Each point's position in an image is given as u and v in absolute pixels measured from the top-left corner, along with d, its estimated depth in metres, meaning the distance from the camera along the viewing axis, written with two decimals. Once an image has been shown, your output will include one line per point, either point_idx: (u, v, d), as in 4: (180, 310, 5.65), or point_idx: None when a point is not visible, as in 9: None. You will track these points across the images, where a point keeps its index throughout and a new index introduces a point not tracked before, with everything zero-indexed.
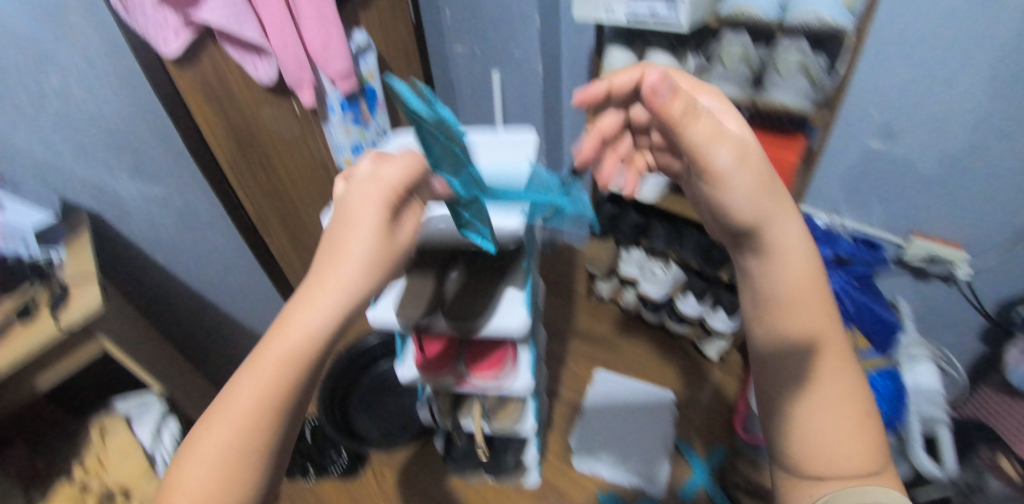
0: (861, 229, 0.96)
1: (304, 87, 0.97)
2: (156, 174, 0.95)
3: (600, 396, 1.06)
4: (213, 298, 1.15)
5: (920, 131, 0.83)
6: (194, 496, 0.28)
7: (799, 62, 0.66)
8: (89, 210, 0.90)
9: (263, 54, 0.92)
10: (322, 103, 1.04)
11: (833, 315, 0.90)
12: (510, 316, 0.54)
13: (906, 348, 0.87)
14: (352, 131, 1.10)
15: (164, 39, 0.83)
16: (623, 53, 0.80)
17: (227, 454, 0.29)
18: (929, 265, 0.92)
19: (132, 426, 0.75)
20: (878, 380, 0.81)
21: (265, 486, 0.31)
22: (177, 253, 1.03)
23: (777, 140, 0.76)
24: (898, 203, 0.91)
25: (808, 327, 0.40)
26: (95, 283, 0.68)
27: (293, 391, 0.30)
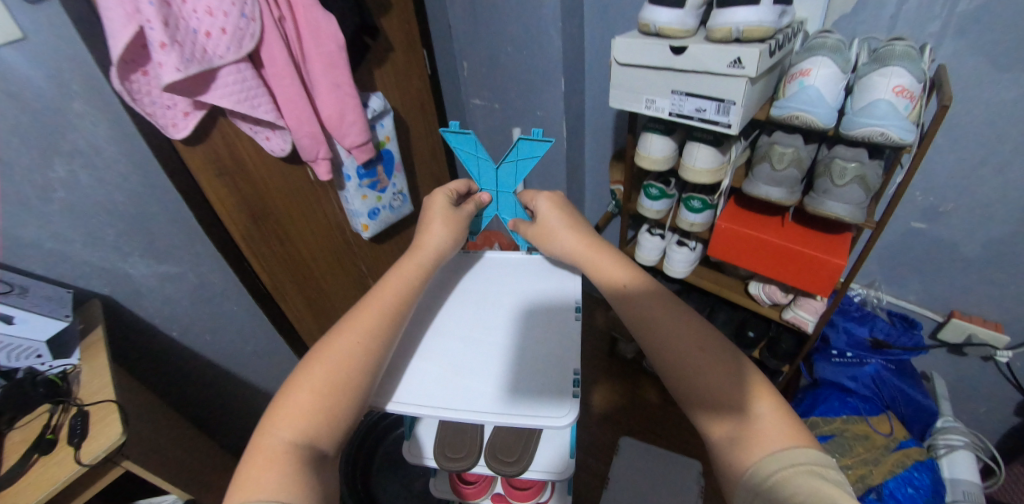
0: (896, 305, 0.94)
1: (319, 160, 0.92)
2: (167, 249, 0.90)
3: (627, 465, 1.03)
4: (228, 367, 1.11)
5: (960, 214, 0.79)
6: (285, 447, 0.41)
7: (856, 173, 0.63)
8: (100, 295, 0.85)
9: (276, 127, 0.87)
10: (337, 171, 1.01)
11: (869, 400, 0.86)
12: (557, 466, 0.57)
13: (943, 431, 0.81)
14: (369, 197, 1.06)
15: (172, 121, 0.78)
16: (662, 139, 0.79)
17: (308, 412, 0.43)
18: (966, 344, 0.88)
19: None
20: (917, 473, 0.76)
21: (334, 442, 0.44)
22: (192, 327, 1.00)
23: (820, 238, 0.73)
24: (936, 282, 0.88)
25: (686, 351, 0.47)
26: (116, 406, 0.63)
27: (356, 376, 0.46)
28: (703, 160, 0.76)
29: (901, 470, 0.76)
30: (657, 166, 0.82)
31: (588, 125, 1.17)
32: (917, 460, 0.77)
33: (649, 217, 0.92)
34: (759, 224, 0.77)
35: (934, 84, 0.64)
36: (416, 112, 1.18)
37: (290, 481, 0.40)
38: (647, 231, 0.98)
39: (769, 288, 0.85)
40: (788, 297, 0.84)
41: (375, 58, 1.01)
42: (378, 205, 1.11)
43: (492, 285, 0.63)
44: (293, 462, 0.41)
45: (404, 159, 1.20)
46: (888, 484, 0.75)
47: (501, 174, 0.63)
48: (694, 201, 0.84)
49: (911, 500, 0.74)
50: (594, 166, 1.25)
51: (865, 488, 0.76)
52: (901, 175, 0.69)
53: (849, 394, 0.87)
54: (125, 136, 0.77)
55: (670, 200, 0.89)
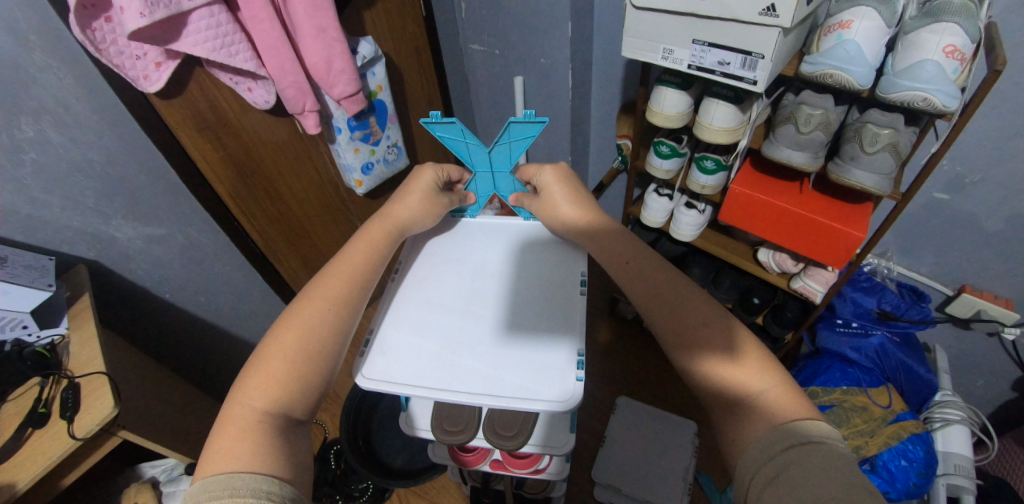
0: (907, 276, 0.91)
1: (307, 113, 0.85)
2: (150, 211, 0.86)
3: (622, 424, 1.04)
4: (224, 325, 1.11)
5: (990, 187, 0.74)
6: (259, 416, 0.39)
7: (890, 139, 0.57)
8: (87, 261, 0.84)
9: (258, 77, 0.80)
10: (326, 125, 0.94)
11: (870, 370, 0.86)
12: (557, 439, 0.57)
13: (940, 405, 0.83)
14: (362, 151, 1.00)
15: (144, 73, 0.71)
16: (678, 94, 0.73)
17: (278, 378, 0.42)
18: (974, 319, 0.86)
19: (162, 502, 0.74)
20: (912, 446, 0.78)
21: (308, 409, 0.43)
22: (186, 289, 0.98)
23: (840, 208, 0.68)
24: (952, 253, 0.84)
25: (688, 326, 0.43)
26: (108, 379, 0.65)
27: (326, 344, 0.44)
28: (721, 119, 0.70)
29: (897, 442, 0.78)
30: (670, 124, 0.75)
31: (595, 75, 1.09)
32: (912, 432, 0.79)
33: (658, 176, 0.86)
34: (775, 190, 0.72)
35: (989, 41, 0.57)
36: (410, 59, 1.09)
37: (262, 446, 0.38)
38: (654, 191, 0.92)
39: (779, 256, 0.82)
40: (798, 266, 0.81)
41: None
42: (371, 159, 1.04)
43: (471, 252, 0.60)
44: (266, 430, 0.39)
45: (398, 112, 1.13)
46: (882, 456, 0.78)
47: (497, 159, 0.58)
48: (707, 161, 0.78)
49: (902, 472, 0.77)
50: (601, 120, 1.18)
51: (861, 458, 0.79)
52: (935, 144, 0.64)
53: (851, 365, 0.87)
54: (95, 91, 0.71)
55: (681, 158, 0.83)
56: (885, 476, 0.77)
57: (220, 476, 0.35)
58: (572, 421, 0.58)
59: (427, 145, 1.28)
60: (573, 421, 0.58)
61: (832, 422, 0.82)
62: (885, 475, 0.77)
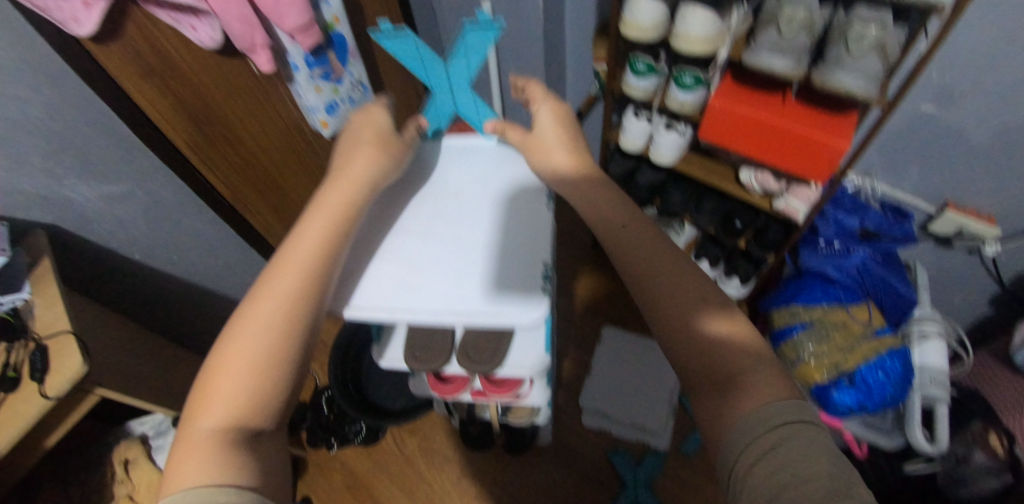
0: (890, 196, 0.90)
1: (258, 48, 0.78)
2: (101, 170, 0.80)
3: (609, 353, 1.07)
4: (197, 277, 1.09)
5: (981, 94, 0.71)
6: (213, 433, 0.32)
7: (875, 42, 0.54)
8: (42, 224, 0.79)
9: (200, 12, 0.70)
10: (282, 61, 0.87)
11: (851, 288, 0.87)
12: (532, 360, 0.57)
13: (918, 321, 0.84)
14: (324, 91, 0.94)
15: (72, 14, 0.60)
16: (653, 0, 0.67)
17: (250, 358, 0.35)
18: (956, 236, 0.87)
19: (150, 454, 0.75)
20: (889, 359, 0.79)
21: (277, 415, 0.36)
22: (152, 247, 0.95)
23: (824, 121, 0.65)
24: (936, 168, 0.82)
25: (670, 279, 0.39)
26: (74, 337, 0.63)
27: (303, 318, 0.37)
28: (700, 26, 0.65)
29: (877, 357, 0.79)
30: (645, 36, 0.71)
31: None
32: (892, 346, 0.80)
33: (635, 97, 0.83)
34: (759, 106, 0.68)
35: None
36: None
37: (232, 457, 0.31)
38: (631, 113, 0.88)
39: (761, 175, 0.79)
40: (780, 184, 0.79)
41: None
42: (337, 100, 0.98)
43: (447, 173, 0.55)
44: (238, 426, 0.33)
45: (360, 46, 1.05)
46: (862, 370, 0.79)
47: (452, 72, 0.52)
48: (685, 76, 0.75)
49: (880, 385, 0.78)
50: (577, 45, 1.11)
51: (840, 374, 0.81)
52: (927, 42, 0.60)
53: (832, 284, 0.87)
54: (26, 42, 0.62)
55: (658, 76, 0.79)
56: (863, 389, 0.79)
57: (193, 487, 0.29)
58: (547, 343, 0.58)
59: (394, 80, 1.22)
60: (546, 343, 0.58)
61: (810, 341, 0.83)
62: (862, 390, 0.79)
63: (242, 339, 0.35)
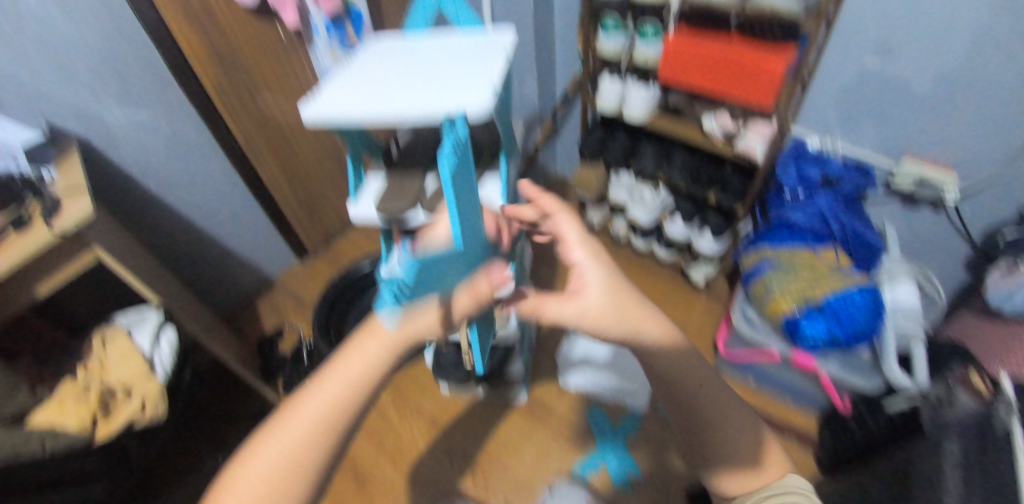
0: (851, 151, 0.94)
1: (287, 6, 0.86)
2: (124, 86, 0.85)
3: None
4: (228, 243, 1.14)
5: (913, 46, 0.78)
6: None
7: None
8: (77, 135, 0.83)
9: None
10: (307, 28, 0.93)
11: (818, 234, 0.85)
12: (485, 205, 0.53)
13: (888, 268, 0.90)
14: (339, 57, 0.96)
15: None
16: None
17: (304, 456, 0.36)
18: (918, 189, 0.90)
19: (131, 334, 0.73)
20: (860, 292, 0.77)
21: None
22: (170, 181, 0.97)
23: (766, 45, 0.67)
24: (891, 127, 0.88)
25: (729, 444, 0.44)
26: (86, 196, 0.69)
27: (355, 410, 0.38)
28: None
29: (842, 289, 0.78)
30: None
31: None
32: (858, 283, 0.79)
33: (604, 57, 0.81)
34: (708, 34, 0.70)
35: None
36: None
37: None
38: (606, 75, 0.84)
39: (720, 116, 0.77)
40: (737, 123, 0.76)
41: None
42: None
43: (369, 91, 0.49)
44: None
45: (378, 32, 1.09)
46: (830, 301, 0.77)
47: None
48: (647, 26, 0.75)
49: (849, 316, 0.76)
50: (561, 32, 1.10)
51: (807, 306, 0.78)
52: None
53: (798, 230, 0.85)
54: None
55: (626, 37, 0.78)
56: (830, 317, 0.77)
57: None
58: None
59: None
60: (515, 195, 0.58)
61: (779, 280, 0.82)
62: (831, 316, 0.77)
63: (309, 414, 0.36)
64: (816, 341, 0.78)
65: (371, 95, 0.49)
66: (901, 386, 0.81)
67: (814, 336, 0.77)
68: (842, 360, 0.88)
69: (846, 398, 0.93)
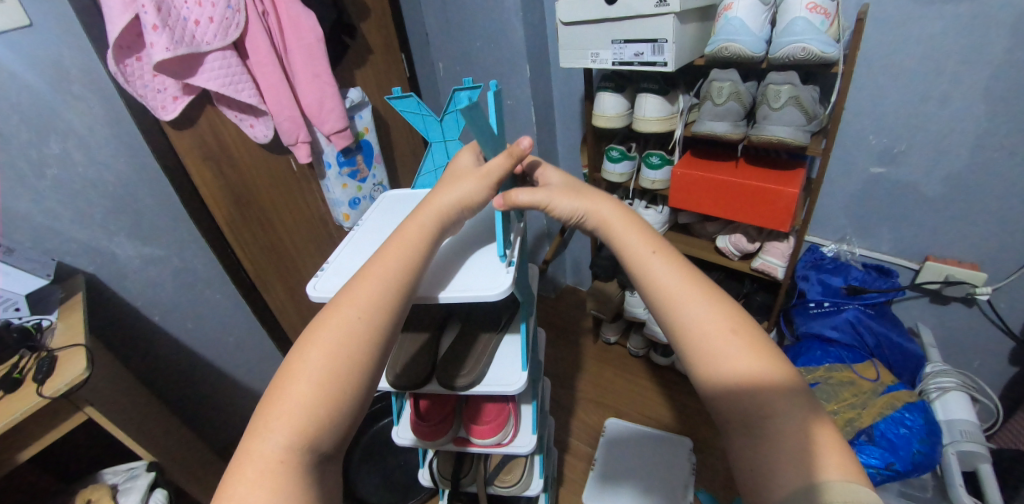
0: (870, 255, 0.91)
1: (301, 143, 0.89)
2: (137, 225, 0.86)
3: None
4: (230, 372, 1.08)
5: (915, 154, 0.79)
6: (279, 453, 0.33)
7: (790, 93, 0.59)
8: (85, 273, 0.82)
9: (260, 114, 0.86)
10: (318, 159, 0.97)
11: (852, 347, 0.81)
12: (503, 374, 0.48)
13: (934, 376, 0.83)
14: (349, 187, 1.02)
15: (162, 104, 0.77)
16: (614, 97, 0.72)
17: (313, 395, 0.35)
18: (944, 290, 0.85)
19: (117, 497, 0.68)
20: (908, 414, 0.70)
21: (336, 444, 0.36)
22: (174, 312, 0.94)
23: (775, 175, 0.67)
24: (907, 233, 0.86)
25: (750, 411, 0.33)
26: (85, 350, 0.66)
27: (348, 376, 0.37)
28: (653, 111, 0.70)
29: (891, 411, 0.71)
30: (613, 125, 0.74)
31: (537, 100, 1.01)
32: (906, 402, 0.72)
33: (612, 182, 0.81)
34: (716, 165, 0.71)
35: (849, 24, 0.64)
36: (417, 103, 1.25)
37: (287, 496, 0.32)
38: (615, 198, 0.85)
39: (735, 237, 0.75)
40: (754, 245, 0.75)
41: (356, 57, 0.99)
42: (360, 195, 1.06)
43: None
44: (293, 473, 0.33)
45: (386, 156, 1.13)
46: (879, 425, 0.71)
47: (448, 128, 0.54)
48: (652, 156, 0.75)
49: (904, 441, 0.69)
50: (563, 149, 1.14)
51: (855, 430, 0.72)
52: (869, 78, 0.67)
53: (832, 344, 0.82)
54: (118, 119, 0.78)
55: (632, 161, 0.79)
56: (884, 445, 0.69)
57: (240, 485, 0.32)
58: None
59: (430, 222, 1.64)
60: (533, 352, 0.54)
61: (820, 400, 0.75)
62: (884, 445, 0.70)
63: (314, 366, 0.36)
64: (871, 472, 0.69)
65: None
66: None
67: (869, 466, 0.69)
68: (902, 488, 0.79)
69: None
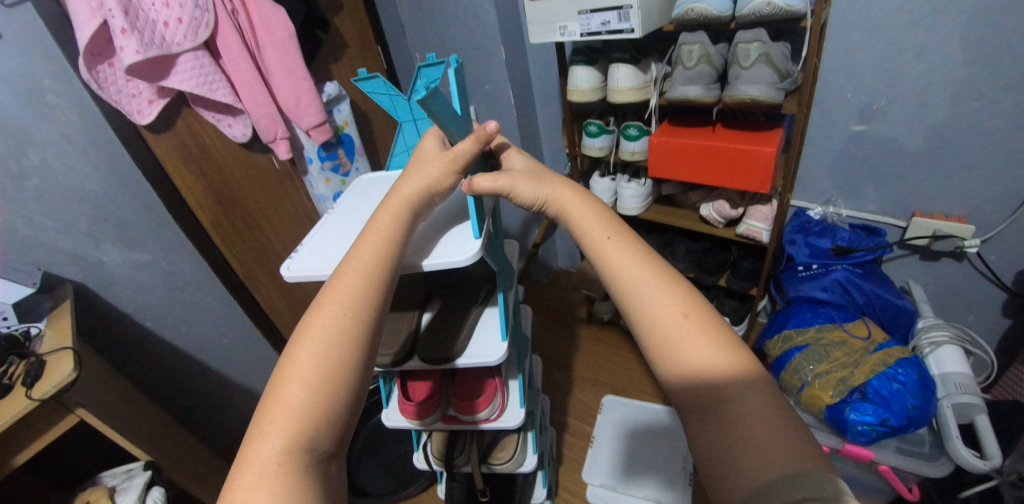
0: (856, 215, 0.90)
1: (279, 140, 0.89)
2: (120, 230, 0.85)
3: None
4: (226, 372, 1.09)
5: (895, 109, 0.78)
6: (278, 457, 0.32)
7: (759, 50, 0.60)
8: (74, 282, 0.83)
9: (237, 112, 0.86)
10: (298, 155, 0.97)
11: (842, 307, 0.80)
12: (484, 347, 0.48)
13: (926, 332, 0.82)
14: (333, 180, 1.02)
15: (138, 108, 0.77)
16: (586, 70, 0.71)
17: (306, 395, 0.34)
18: (932, 244, 0.85)
19: (114, 498, 0.68)
20: (901, 369, 0.70)
21: (334, 443, 0.35)
22: (166, 317, 0.95)
23: (752, 136, 0.66)
24: (891, 190, 0.85)
25: (704, 394, 0.33)
26: (72, 353, 0.66)
27: (339, 371, 0.36)
28: (626, 80, 0.69)
29: (884, 368, 0.71)
30: (587, 99, 0.73)
31: (514, 83, 1.01)
32: (898, 358, 0.72)
33: (593, 157, 0.81)
34: (693, 130, 0.71)
35: None
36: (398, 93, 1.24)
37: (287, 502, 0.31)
38: (596, 173, 0.85)
39: (718, 203, 0.75)
40: (738, 210, 0.75)
41: (331, 50, 0.98)
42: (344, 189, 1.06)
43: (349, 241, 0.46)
44: (292, 474, 0.32)
45: (369, 147, 1.13)
46: (872, 383, 0.70)
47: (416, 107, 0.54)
48: (630, 128, 0.75)
49: (897, 397, 0.68)
50: (546, 131, 1.14)
51: (848, 389, 0.71)
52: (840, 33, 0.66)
53: (822, 305, 0.81)
54: (94, 126, 0.77)
55: (611, 135, 0.78)
56: (878, 401, 0.69)
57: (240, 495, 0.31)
58: None
59: None
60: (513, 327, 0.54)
61: (813, 362, 0.74)
62: (877, 401, 0.69)
63: (303, 368, 0.35)
64: (866, 429, 0.69)
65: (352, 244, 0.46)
66: (975, 469, 0.70)
67: (863, 423, 0.69)
68: (899, 446, 0.78)
69: (912, 484, 0.79)
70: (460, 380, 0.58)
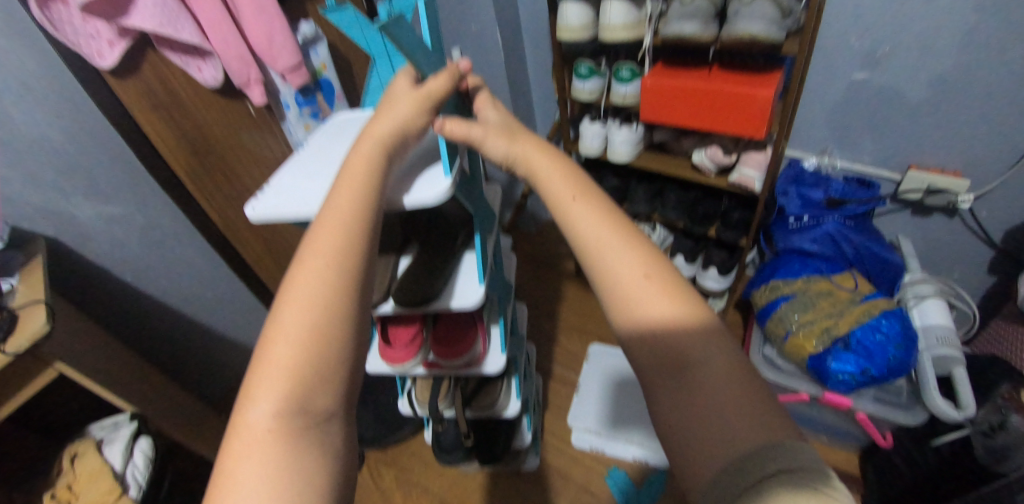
0: (851, 167, 0.88)
1: (252, 83, 0.83)
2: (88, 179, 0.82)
3: None
4: (213, 324, 1.08)
5: (901, 53, 0.74)
6: (270, 425, 0.29)
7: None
8: (44, 235, 0.80)
9: (206, 54, 0.78)
10: (274, 99, 0.92)
11: (830, 257, 0.79)
12: (463, 291, 0.47)
13: (912, 286, 0.83)
14: (312, 128, 0.98)
15: (98, 50, 0.70)
16: (577, 5, 0.67)
17: (295, 356, 0.30)
18: (926, 199, 0.83)
19: (102, 448, 0.69)
20: (885, 320, 0.70)
21: (336, 406, 0.31)
22: (145, 270, 0.93)
23: (750, 78, 0.64)
24: (888, 141, 0.83)
25: (669, 361, 0.31)
26: (44, 305, 0.64)
27: (328, 327, 0.31)
28: (618, 17, 0.65)
29: (868, 319, 0.71)
30: (577, 38, 0.69)
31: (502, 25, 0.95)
32: (883, 309, 0.72)
33: (582, 101, 0.77)
34: (688, 72, 0.67)
35: None
36: None
37: (288, 472, 0.28)
38: (586, 119, 0.81)
39: (711, 150, 0.73)
40: (731, 157, 0.72)
41: None
42: None
43: (315, 182, 0.44)
44: (286, 442, 0.28)
45: (350, 93, 1.08)
46: (855, 333, 0.70)
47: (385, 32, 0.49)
48: (622, 69, 0.72)
49: (879, 347, 0.69)
50: (536, 76, 1.09)
51: (831, 339, 0.71)
52: None
53: (810, 256, 0.80)
54: None
55: (602, 78, 0.75)
56: (860, 351, 0.69)
57: (236, 465, 0.28)
58: None
59: None
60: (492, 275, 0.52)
61: (798, 313, 0.75)
62: (860, 352, 0.70)
63: (290, 326, 0.31)
64: (845, 377, 0.70)
65: (319, 183, 0.44)
66: (950, 420, 0.72)
67: (843, 372, 0.70)
68: (877, 393, 0.83)
69: (887, 431, 0.84)
70: (443, 325, 0.57)
